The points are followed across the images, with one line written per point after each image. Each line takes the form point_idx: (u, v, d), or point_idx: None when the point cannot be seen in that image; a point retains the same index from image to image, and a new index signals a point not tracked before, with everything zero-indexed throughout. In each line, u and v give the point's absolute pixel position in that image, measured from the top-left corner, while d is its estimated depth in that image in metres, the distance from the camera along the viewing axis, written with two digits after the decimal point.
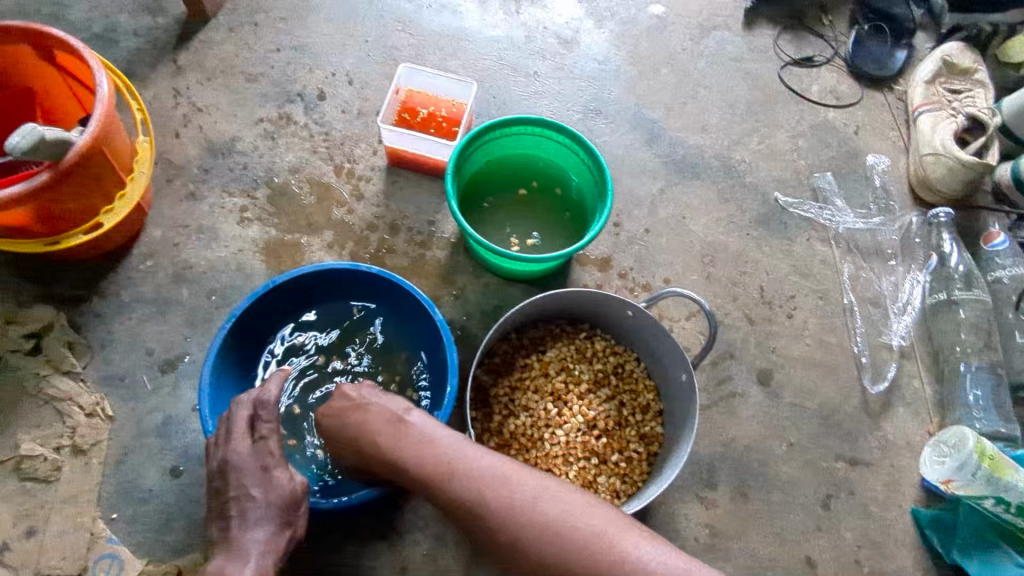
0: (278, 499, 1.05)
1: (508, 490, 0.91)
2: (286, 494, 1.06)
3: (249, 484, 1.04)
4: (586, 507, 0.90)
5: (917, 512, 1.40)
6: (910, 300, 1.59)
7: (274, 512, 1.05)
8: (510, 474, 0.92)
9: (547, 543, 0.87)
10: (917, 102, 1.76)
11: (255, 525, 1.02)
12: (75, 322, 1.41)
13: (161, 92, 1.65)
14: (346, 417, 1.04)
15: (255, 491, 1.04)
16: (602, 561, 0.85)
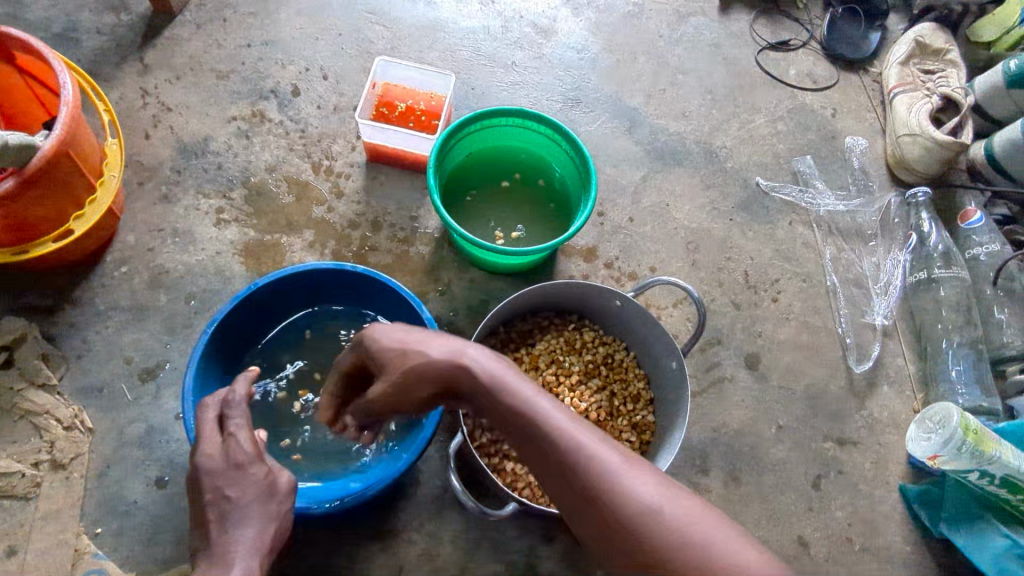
0: (259, 496, 0.95)
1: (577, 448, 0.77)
2: (269, 489, 0.97)
3: (224, 485, 0.94)
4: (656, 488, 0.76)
5: (904, 488, 1.42)
6: (890, 280, 1.60)
7: (260, 511, 0.94)
8: (593, 448, 0.77)
9: (633, 529, 0.72)
10: (892, 83, 1.78)
11: (238, 526, 0.92)
12: (48, 333, 1.37)
13: (129, 92, 1.60)
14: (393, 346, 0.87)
15: (230, 492, 0.94)
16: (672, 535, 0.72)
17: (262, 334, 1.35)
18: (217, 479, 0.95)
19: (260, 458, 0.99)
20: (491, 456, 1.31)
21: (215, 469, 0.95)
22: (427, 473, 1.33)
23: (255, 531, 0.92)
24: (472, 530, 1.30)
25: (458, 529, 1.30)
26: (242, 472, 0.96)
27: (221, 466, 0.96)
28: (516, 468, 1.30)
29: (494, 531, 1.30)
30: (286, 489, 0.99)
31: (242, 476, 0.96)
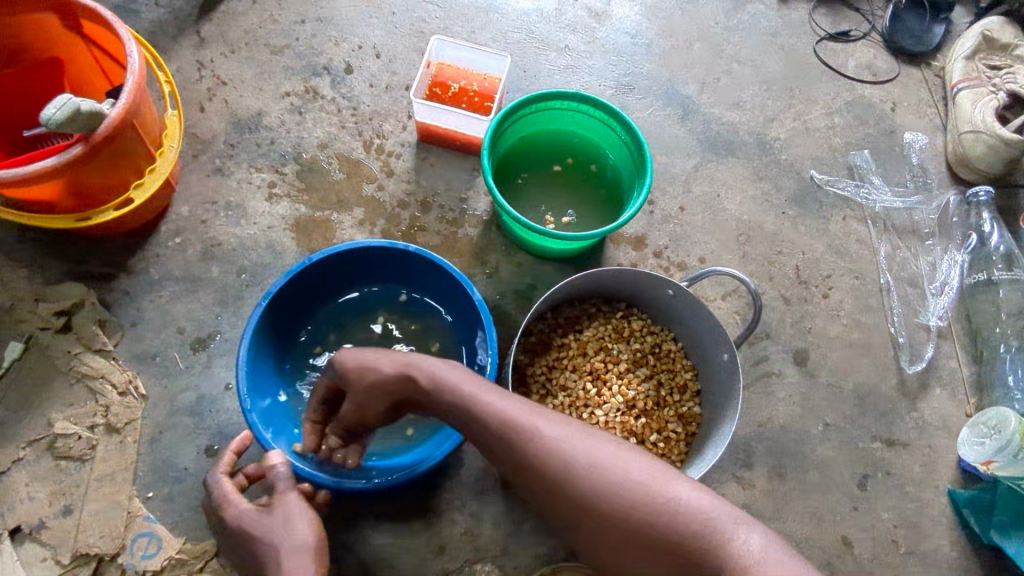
0: (264, 540, 0.98)
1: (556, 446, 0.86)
2: (272, 531, 0.98)
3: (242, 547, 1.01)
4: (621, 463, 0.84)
5: (953, 493, 1.39)
6: (948, 281, 1.56)
7: (273, 554, 0.96)
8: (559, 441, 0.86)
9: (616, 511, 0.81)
10: (956, 78, 1.72)
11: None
12: (104, 300, 1.39)
13: (185, 65, 1.61)
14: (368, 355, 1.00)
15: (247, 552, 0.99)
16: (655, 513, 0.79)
17: (317, 309, 1.37)
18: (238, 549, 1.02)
19: (249, 512, 1.02)
20: None
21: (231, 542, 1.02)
22: (471, 454, 1.33)
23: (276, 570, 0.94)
24: (515, 512, 1.30)
25: (500, 511, 1.30)
26: (241, 529, 1.00)
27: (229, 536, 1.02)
28: None
29: (537, 514, 1.30)
30: (301, 517, 0.99)
31: (242, 537, 0.99)
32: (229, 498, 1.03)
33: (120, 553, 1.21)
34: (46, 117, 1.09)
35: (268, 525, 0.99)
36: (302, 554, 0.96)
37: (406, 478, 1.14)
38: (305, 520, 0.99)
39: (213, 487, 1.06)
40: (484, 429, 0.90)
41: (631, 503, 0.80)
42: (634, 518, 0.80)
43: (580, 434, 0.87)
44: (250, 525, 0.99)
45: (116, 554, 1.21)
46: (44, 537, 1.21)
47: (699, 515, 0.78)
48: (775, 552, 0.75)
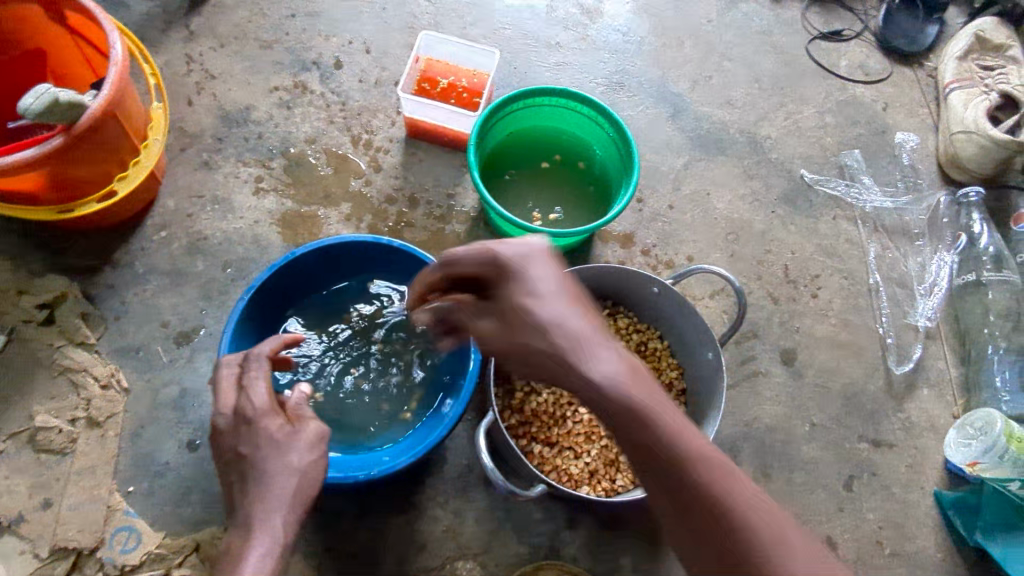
0: (276, 447, 0.92)
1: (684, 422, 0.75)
2: (290, 442, 0.93)
3: (239, 441, 0.94)
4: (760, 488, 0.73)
5: (939, 495, 1.38)
6: (936, 282, 1.55)
7: (278, 465, 0.91)
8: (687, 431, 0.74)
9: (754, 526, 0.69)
10: (948, 78, 1.72)
11: (264, 485, 0.89)
12: (88, 293, 1.38)
13: (173, 59, 1.60)
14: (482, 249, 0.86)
15: (243, 450, 0.93)
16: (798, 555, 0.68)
17: (300, 302, 1.36)
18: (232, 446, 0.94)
19: (272, 412, 0.96)
20: (519, 437, 1.30)
21: (232, 425, 0.95)
22: (455, 451, 1.32)
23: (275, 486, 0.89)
24: (498, 509, 1.30)
25: (483, 508, 1.29)
26: (260, 416, 0.94)
27: (235, 420, 0.95)
28: (543, 451, 1.29)
29: (519, 512, 1.30)
30: (316, 445, 0.95)
31: (253, 429, 0.93)
32: (257, 382, 0.98)
33: (99, 547, 1.21)
34: (24, 107, 1.09)
35: (283, 432, 0.94)
36: (299, 482, 0.91)
37: (385, 472, 1.13)
38: (321, 451, 0.95)
39: (252, 365, 1.01)
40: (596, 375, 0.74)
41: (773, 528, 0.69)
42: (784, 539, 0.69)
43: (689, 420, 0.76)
44: (264, 425, 0.94)
45: (95, 548, 1.21)
46: (23, 530, 1.20)
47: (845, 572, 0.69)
48: None
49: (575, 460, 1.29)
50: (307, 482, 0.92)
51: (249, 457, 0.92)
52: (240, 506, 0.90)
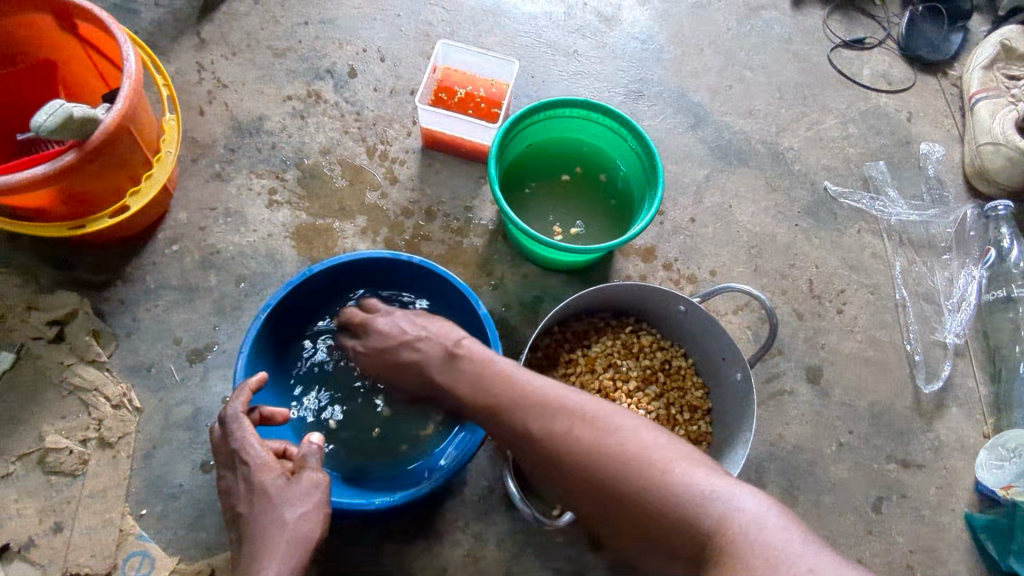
0: (269, 504, 0.92)
1: (550, 411, 0.87)
2: (281, 497, 0.93)
3: (238, 501, 0.95)
4: (615, 435, 0.83)
5: (970, 517, 1.35)
6: (964, 297, 1.52)
7: (274, 521, 0.90)
8: (554, 398, 0.88)
9: (608, 470, 0.81)
10: (973, 88, 1.68)
11: (259, 545, 0.89)
12: (99, 309, 1.35)
13: (184, 67, 1.57)
14: (397, 353, 1.04)
15: (243, 509, 0.94)
16: (640, 482, 0.79)
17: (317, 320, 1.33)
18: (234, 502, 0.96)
19: (269, 467, 0.96)
20: None
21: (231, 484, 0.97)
22: (475, 472, 1.29)
23: (271, 543, 0.88)
24: (519, 533, 1.26)
25: (504, 531, 1.26)
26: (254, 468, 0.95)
27: (236, 480, 0.96)
28: None
29: (541, 535, 1.26)
30: (311, 495, 0.94)
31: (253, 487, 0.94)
32: (249, 441, 0.98)
33: (112, 573, 1.17)
34: (37, 123, 1.06)
35: (274, 487, 0.93)
36: (293, 537, 0.89)
37: (407, 498, 1.08)
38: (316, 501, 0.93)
39: (232, 426, 0.99)
40: (469, 387, 0.95)
41: (616, 468, 0.81)
42: (621, 482, 0.80)
43: (590, 407, 0.87)
44: (259, 484, 0.94)
45: (107, 574, 1.17)
46: (33, 555, 1.17)
47: (700, 494, 0.77)
48: (766, 524, 0.73)
49: None
50: (301, 535, 0.90)
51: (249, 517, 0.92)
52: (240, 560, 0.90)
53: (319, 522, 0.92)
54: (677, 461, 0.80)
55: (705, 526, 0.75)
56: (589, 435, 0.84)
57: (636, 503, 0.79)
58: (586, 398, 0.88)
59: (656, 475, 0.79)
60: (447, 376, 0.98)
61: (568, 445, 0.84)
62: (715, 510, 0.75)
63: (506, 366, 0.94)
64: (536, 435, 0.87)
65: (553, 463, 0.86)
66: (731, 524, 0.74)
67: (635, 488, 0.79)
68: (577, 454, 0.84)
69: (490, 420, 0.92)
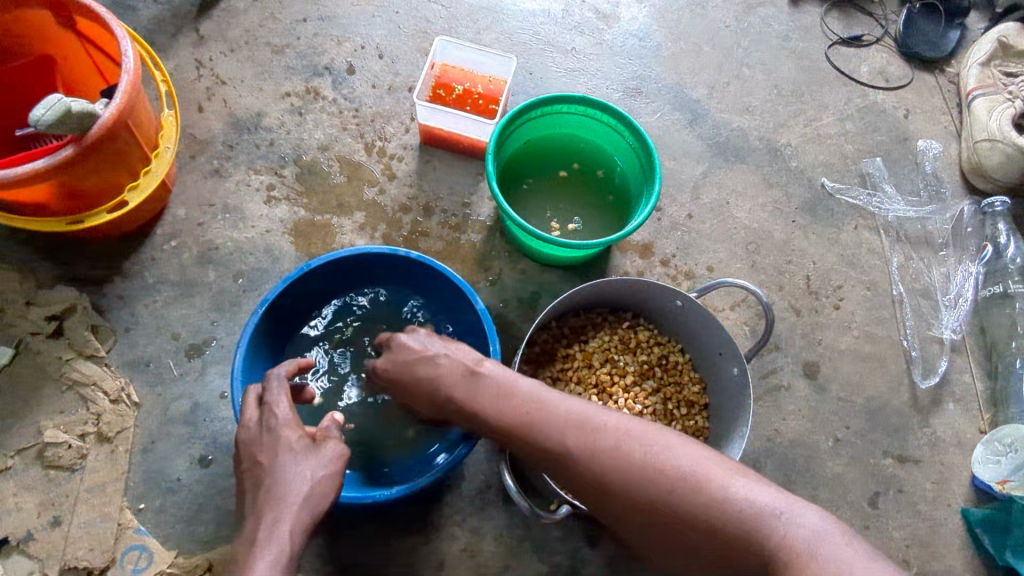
0: (290, 459, 0.91)
1: (590, 436, 0.88)
2: (303, 454, 0.92)
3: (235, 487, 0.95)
4: (661, 454, 0.84)
5: (967, 512, 1.35)
6: (961, 293, 1.53)
7: (294, 472, 0.90)
8: (592, 423, 0.89)
9: (657, 491, 0.82)
10: (971, 85, 1.69)
11: (276, 493, 0.88)
12: (98, 304, 1.35)
13: (183, 64, 1.57)
14: (414, 369, 1.03)
15: (262, 460, 0.93)
16: (692, 502, 0.80)
17: (315, 312, 1.33)
18: (250, 452, 0.95)
19: (295, 425, 0.97)
20: None
21: (253, 434, 0.96)
22: (472, 467, 1.29)
23: (291, 491, 0.87)
24: (516, 528, 1.27)
25: (502, 525, 1.27)
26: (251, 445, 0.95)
27: (258, 432, 0.96)
28: None
29: (539, 530, 1.27)
30: (332, 458, 0.94)
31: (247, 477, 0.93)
32: (280, 398, 0.99)
33: (110, 567, 1.18)
34: (35, 117, 1.05)
35: (299, 443, 0.93)
36: (311, 492, 0.89)
37: (408, 491, 1.08)
38: (336, 466, 0.93)
39: (270, 383, 1.01)
40: (503, 414, 0.94)
41: (665, 489, 0.82)
42: (673, 503, 0.81)
43: (630, 429, 0.87)
44: (284, 435, 0.94)
45: (105, 568, 1.18)
46: (32, 549, 1.17)
47: (753, 510, 0.77)
48: (824, 538, 0.74)
49: None
50: (318, 494, 0.89)
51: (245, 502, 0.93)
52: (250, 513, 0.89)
53: (334, 487, 0.92)
54: (723, 474, 0.81)
55: (760, 542, 0.76)
56: (634, 457, 0.85)
57: (690, 523, 0.80)
58: (623, 420, 0.89)
59: (707, 494, 0.79)
60: (471, 395, 0.97)
61: (611, 463, 0.86)
62: (766, 525, 0.76)
63: (537, 392, 0.94)
64: (576, 454, 0.88)
65: (597, 482, 0.87)
66: (785, 538, 0.75)
67: (684, 507, 0.80)
68: (620, 473, 0.85)
69: (524, 441, 0.93)
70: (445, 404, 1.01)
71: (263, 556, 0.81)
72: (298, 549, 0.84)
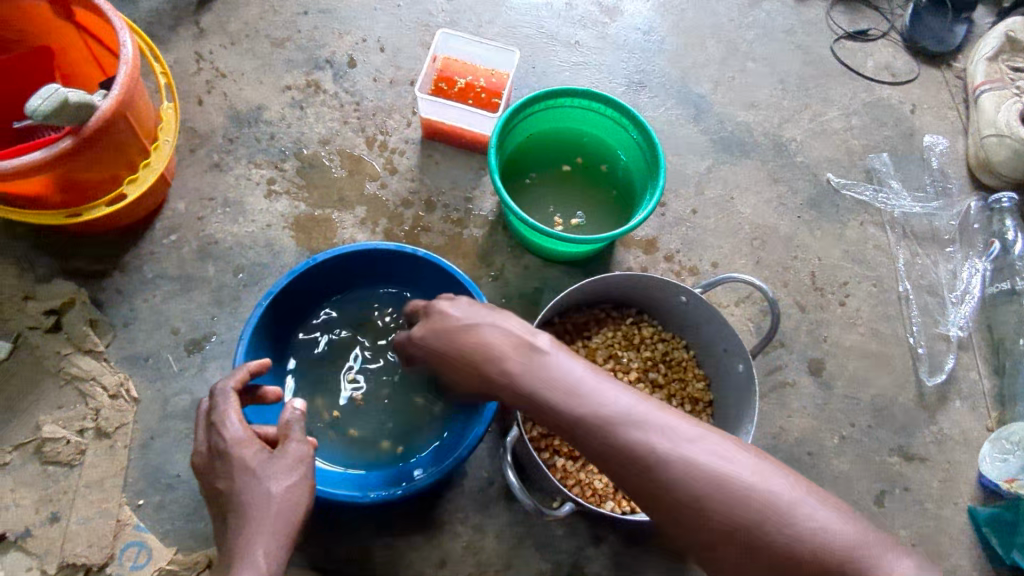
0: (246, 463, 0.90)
1: (638, 431, 0.80)
2: (265, 469, 0.90)
3: (216, 476, 0.92)
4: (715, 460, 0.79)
5: (974, 511, 1.34)
6: (968, 290, 1.52)
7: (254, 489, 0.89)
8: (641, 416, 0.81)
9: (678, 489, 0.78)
10: (978, 80, 1.67)
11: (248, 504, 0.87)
12: (97, 299, 1.34)
13: (183, 57, 1.56)
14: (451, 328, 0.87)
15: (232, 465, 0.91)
16: (724, 501, 0.77)
17: (317, 309, 1.32)
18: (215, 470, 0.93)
19: (248, 438, 0.94)
20: (541, 450, 1.25)
21: (214, 448, 0.93)
22: (474, 464, 1.28)
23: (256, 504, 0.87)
24: (519, 525, 1.25)
25: (504, 523, 1.25)
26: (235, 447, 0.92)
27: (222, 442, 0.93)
28: (567, 465, 1.25)
29: (541, 527, 1.26)
30: (294, 470, 0.92)
31: (232, 465, 0.91)
32: (228, 416, 0.95)
33: (109, 563, 1.16)
34: (31, 108, 1.04)
35: (257, 460, 0.91)
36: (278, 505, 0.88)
37: (409, 491, 1.08)
38: (301, 472, 0.92)
39: (217, 400, 0.98)
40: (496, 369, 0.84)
41: (718, 495, 0.77)
42: (701, 495, 0.77)
43: (680, 436, 0.80)
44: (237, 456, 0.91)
45: (104, 565, 1.16)
46: (30, 546, 1.16)
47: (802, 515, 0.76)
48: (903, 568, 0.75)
49: (598, 475, 1.25)
50: (288, 506, 0.88)
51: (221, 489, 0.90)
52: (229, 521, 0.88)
53: (303, 494, 0.91)
54: (806, 500, 0.78)
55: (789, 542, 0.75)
56: (665, 449, 0.79)
57: (691, 504, 0.78)
58: (694, 433, 0.81)
59: (751, 490, 0.77)
60: (495, 350, 0.84)
61: (742, 490, 0.77)
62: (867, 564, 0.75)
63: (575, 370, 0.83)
64: (678, 472, 0.78)
65: (689, 488, 0.77)
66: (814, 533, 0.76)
67: (752, 517, 0.76)
68: (658, 467, 0.78)
69: (611, 420, 0.80)
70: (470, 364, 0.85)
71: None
72: (278, 567, 0.84)
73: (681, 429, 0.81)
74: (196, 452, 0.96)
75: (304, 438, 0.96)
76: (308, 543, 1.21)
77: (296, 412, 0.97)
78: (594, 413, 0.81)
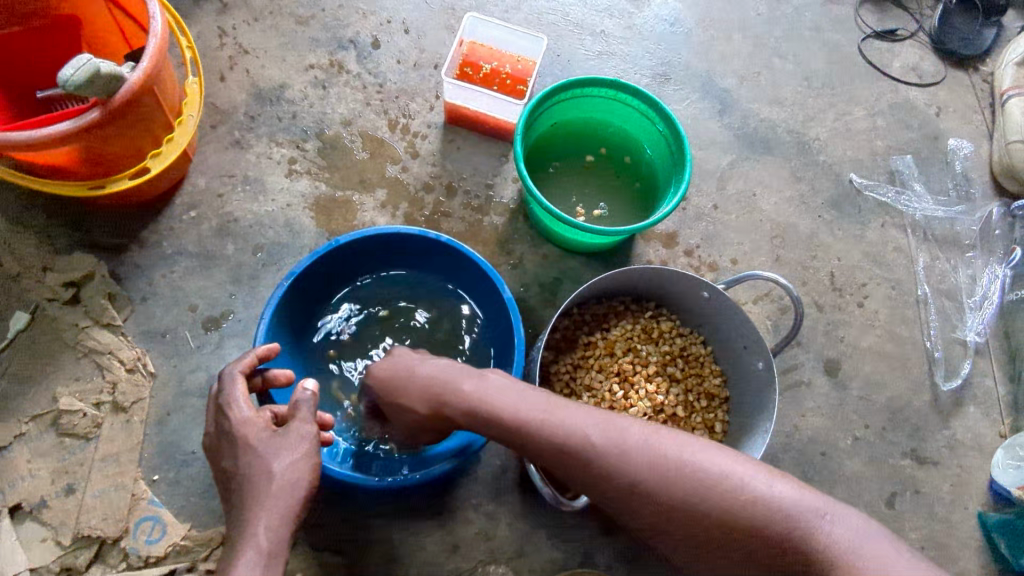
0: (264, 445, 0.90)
1: (582, 442, 0.85)
2: (269, 448, 0.90)
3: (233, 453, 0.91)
4: (661, 453, 0.82)
5: (985, 517, 1.34)
6: (987, 296, 1.51)
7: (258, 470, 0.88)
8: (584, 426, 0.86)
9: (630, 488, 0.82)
10: (1006, 85, 1.66)
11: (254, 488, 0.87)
12: (116, 273, 1.34)
13: (206, 31, 1.54)
14: (409, 377, 0.98)
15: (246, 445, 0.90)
16: (675, 490, 0.80)
17: (343, 288, 1.32)
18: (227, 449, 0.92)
19: (256, 420, 0.93)
20: None
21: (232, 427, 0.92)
22: (488, 452, 1.28)
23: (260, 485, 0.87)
24: (531, 513, 1.26)
25: (517, 511, 1.26)
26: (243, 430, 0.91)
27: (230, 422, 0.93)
28: None
29: (554, 516, 1.26)
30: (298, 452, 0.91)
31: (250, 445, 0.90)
32: (236, 398, 0.95)
33: (124, 537, 1.17)
34: (64, 77, 1.03)
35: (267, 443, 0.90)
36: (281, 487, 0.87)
37: (428, 477, 1.07)
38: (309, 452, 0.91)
39: (224, 383, 0.97)
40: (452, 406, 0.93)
41: (665, 488, 0.80)
42: (652, 492, 0.81)
43: (624, 435, 0.84)
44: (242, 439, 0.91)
45: (119, 538, 1.17)
46: (46, 516, 1.17)
47: (758, 500, 0.77)
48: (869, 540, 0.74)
49: None
50: (289, 485, 0.88)
51: (239, 468, 0.89)
52: (244, 500, 0.87)
53: (305, 472, 0.90)
54: (755, 479, 0.79)
55: (744, 526, 0.77)
56: (609, 453, 0.83)
57: (648, 501, 0.82)
58: (640, 431, 0.84)
59: (697, 481, 0.79)
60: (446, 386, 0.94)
61: (688, 482, 0.79)
62: (813, 527, 0.75)
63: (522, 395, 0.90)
64: (626, 471, 0.82)
65: (627, 481, 0.82)
66: (766, 514, 0.76)
67: (702, 503, 0.78)
68: (610, 472, 0.83)
69: (549, 431, 0.86)
70: (432, 406, 0.95)
71: (241, 561, 0.82)
72: (278, 546, 0.84)
73: (625, 430, 0.85)
74: (214, 429, 0.96)
75: (312, 420, 0.95)
76: (321, 523, 1.21)
77: (305, 394, 0.96)
78: (540, 433, 0.87)
